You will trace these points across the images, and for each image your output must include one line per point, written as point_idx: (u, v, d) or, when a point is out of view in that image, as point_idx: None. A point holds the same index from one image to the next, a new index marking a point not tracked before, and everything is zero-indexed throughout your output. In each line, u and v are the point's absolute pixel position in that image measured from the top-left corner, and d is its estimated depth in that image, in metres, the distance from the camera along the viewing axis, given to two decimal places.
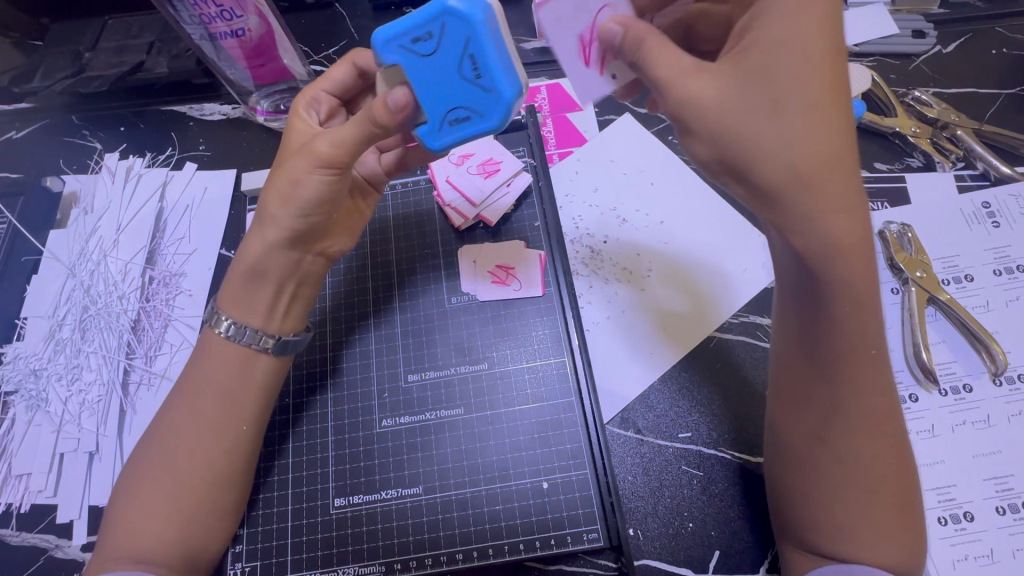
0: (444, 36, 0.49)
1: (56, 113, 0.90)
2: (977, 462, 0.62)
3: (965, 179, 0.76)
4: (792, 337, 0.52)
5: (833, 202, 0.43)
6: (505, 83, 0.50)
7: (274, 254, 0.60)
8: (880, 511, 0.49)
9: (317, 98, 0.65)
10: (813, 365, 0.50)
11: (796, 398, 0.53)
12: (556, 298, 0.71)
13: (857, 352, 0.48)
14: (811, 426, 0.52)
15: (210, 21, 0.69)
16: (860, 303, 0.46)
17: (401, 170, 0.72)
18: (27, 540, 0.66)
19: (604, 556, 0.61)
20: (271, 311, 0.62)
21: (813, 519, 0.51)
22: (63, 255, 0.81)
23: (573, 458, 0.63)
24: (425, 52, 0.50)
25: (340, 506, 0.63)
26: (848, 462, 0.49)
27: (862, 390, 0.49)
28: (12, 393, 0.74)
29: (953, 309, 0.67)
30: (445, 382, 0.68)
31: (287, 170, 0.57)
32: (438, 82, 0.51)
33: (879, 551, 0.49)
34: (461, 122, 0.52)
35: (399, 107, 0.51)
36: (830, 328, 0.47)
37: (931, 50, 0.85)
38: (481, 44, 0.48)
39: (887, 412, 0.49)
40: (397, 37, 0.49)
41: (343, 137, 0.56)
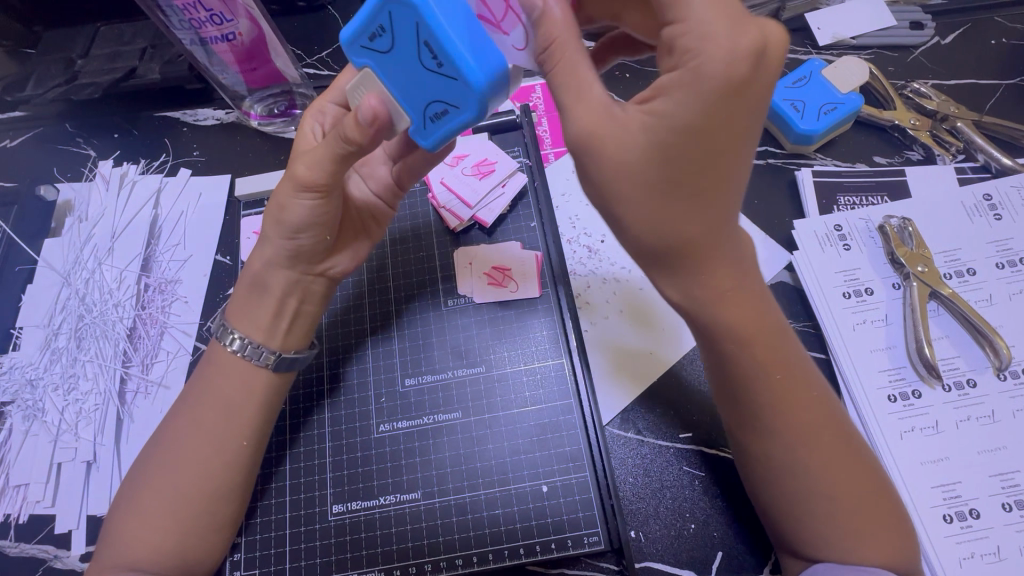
0: (396, 27, 0.46)
1: (50, 121, 0.89)
2: (983, 458, 0.61)
3: (965, 172, 0.75)
4: (707, 366, 0.53)
5: (713, 260, 0.48)
6: (469, 64, 0.44)
7: (274, 271, 0.61)
8: (849, 516, 0.49)
9: (325, 109, 0.64)
10: (738, 393, 0.51)
11: (745, 424, 0.52)
12: (554, 300, 0.70)
13: (771, 376, 0.50)
14: (762, 448, 0.51)
15: (200, 26, 0.69)
16: (751, 339, 0.49)
17: (410, 181, 0.68)
18: (25, 551, 0.66)
19: (605, 559, 0.60)
20: (274, 327, 0.62)
21: (797, 529, 0.51)
22: (57, 264, 0.80)
23: (572, 461, 0.63)
24: (386, 48, 0.48)
25: (339, 512, 0.62)
26: (806, 473, 0.50)
27: (789, 408, 0.50)
28: (9, 403, 0.73)
29: (955, 303, 0.66)
30: (442, 386, 0.67)
31: (277, 194, 0.59)
32: (407, 75, 0.48)
33: (865, 552, 0.49)
34: (439, 116, 0.49)
35: (364, 121, 0.50)
36: (739, 359, 0.50)
37: (929, 41, 0.84)
38: (435, 29, 0.43)
39: (824, 421, 0.50)
40: (358, 40, 0.48)
41: (317, 158, 0.55)
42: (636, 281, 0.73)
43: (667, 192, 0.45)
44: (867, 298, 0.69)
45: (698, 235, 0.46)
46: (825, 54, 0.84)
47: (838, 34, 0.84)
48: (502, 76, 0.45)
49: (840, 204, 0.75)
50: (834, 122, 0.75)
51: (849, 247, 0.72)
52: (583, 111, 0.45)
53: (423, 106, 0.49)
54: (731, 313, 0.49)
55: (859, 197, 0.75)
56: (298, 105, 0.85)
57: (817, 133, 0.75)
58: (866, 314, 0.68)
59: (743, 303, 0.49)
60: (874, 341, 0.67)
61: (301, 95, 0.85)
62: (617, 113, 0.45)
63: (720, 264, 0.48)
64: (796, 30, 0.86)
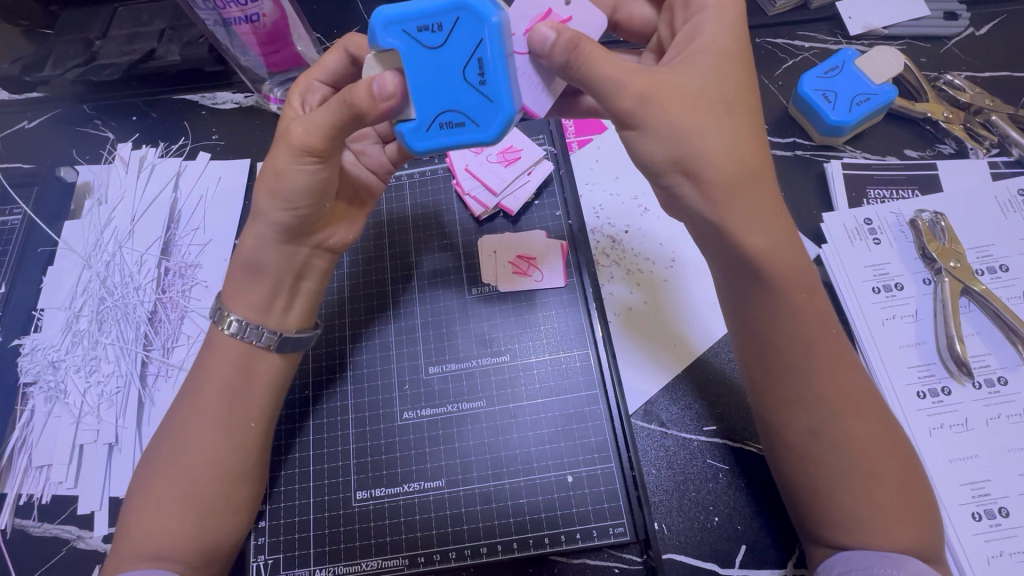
0: (456, 30, 0.47)
1: (69, 102, 0.89)
2: (1013, 456, 0.60)
3: (998, 166, 0.74)
4: (755, 334, 0.53)
5: (764, 218, 0.49)
6: (506, 91, 0.48)
7: (269, 249, 0.59)
8: (887, 494, 0.48)
9: (311, 87, 0.62)
10: (784, 353, 0.51)
11: (784, 393, 0.52)
12: (578, 289, 0.70)
13: (820, 335, 0.51)
14: (801, 416, 0.51)
15: (223, 7, 0.67)
16: (807, 291, 0.51)
17: (405, 155, 0.69)
18: (48, 531, 0.66)
19: (629, 551, 0.60)
20: (271, 307, 0.61)
21: (829, 509, 0.50)
22: (78, 246, 0.80)
23: (597, 452, 0.62)
24: (428, 44, 0.47)
25: (363, 499, 0.62)
26: (846, 446, 0.49)
27: (835, 372, 0.51)
28: (31, 384, 0.73)
29: (988, 300, 0.65)
30: (466, 374, 0.67)
31: (272, 160, 0.55)
32: (439, 77, 0.48)
33: (898, 533, 0.48)
34: (450, 125, 0.49)
35: (379, 94, 0.48)
36: (790, 317, 0.51)
37: (962, 32, 0.82)
38: (494, 51, 0.47)
39: (864, 392, 0.51)
40: (402, 23, 0.47)
41: (318, 120, 0.52)
42: (660, 273, 0.72)
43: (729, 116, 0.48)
44: (897, 293, 0.68)
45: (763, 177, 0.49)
46: (855, 44, 0.83)
47: (870, 23, 0.82)
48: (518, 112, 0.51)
49: (870, 197, 0.74)
50: (867, 113, 0.73)
51: (879, 241, 0.70)
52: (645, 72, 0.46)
53: (437, 110, 0.49)
54: (791, 267, 0.50)
55: (889, 190, 0.74)
56: None
57: (849, 124, 0.73)
58: (896, 310, 0.67)
59: (794, 260, 0.51)
60: (904, 336, 0.66)
61: None
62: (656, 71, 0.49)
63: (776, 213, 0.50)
64: (826, 19, 0.84)
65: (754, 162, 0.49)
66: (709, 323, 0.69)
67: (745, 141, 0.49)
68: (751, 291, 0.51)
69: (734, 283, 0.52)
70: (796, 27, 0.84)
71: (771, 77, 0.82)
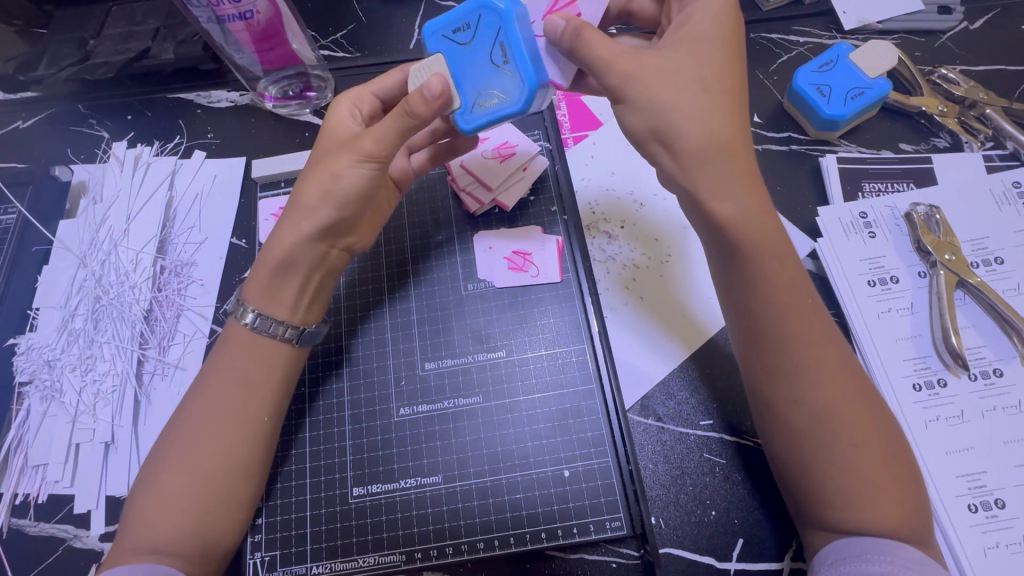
0: (482, 27, 0.53)
1: (63, 101, 0.88)
2: (1009, 448, 0.60)
3: (992, 159, 0.74)
4: (743, 305, 0.53)
5: (735, 177, 0.51)
6: (532, 70, 0.53)
7: (304, 245, 0.60)
8: (874, 466, 0.49)
9: (361, 100, 0.65)
10: (766, 320, 0.51)
11: (764, 366, 0.52)
12: (574, 284, 0.70)
13: (796, 306, 0.52)
14: (786, 390, 0.51)
15: (217, 4, 0.67)
16: (780, 255, 0.52)
17: (431, 167, 0.72)
18: (45, 530, 0.66)
19: (626, 545, 0.60)
20: (297, 304, 0.62)
21: (816, 486, 0.50)
22: (74, 245, 0.80)
23: (594, 447, 0.62)
24: (464, 42, 0.54)
25: (359, 495, 0.62)
26: (829, 418, 0.49)
27: (813, 343, 0.51)
28: (26, 384, 0.73)
29: (983, 292, 0.65)
30: (462, 369, 0.67)
31: (330, 164, 0.58)
32: (474, 67, 0.54)
33: (885, 507, 0.48)
34: (486, 104, 0.54)
35: (432, 96, 0.52)
36: (768, 282, 0.52)
37: (956, 26, 0.82)
38: (517, 37, 0.52)
39: (844, 361, 0.51)
40: (442, 30, 0.54)
41: (385, 130, 0.56)
42: (659, 267, 0.72)
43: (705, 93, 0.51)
44: (892, 286, 0.68)
45: (737, 150, 0.51)
46: (850, 39, 0.83)
47: (863, 18, 0.82)
48: (545, 89, 0.55)
49: (865, 190, 0.74)
50: (862, 107, 0.73)
51: (875, 234, 0.71)
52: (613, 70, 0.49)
53: (473, 94, 0.55)
54: (763, 234, 0.51)
55: (884, 184, 0.74)
56: (313, 87, 0.85)
57: (844, 118, 0.73)
58: (892, 304, 0.67)
59: (766, 219, 0.52)
60: (900, 329, 0.66)
61: (316, 77, 0.84)
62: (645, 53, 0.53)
63: (750, 181, 0.52)
64: (821, 13, 0.84)
65: (726, 140, 0.51)
66: (704, 320, 0.69)
67: (722, 115, 0.51)
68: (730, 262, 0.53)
69: (714, 249, 0.54)
70: (791, 22, 0.84)
71: (766, 73, 0.82)
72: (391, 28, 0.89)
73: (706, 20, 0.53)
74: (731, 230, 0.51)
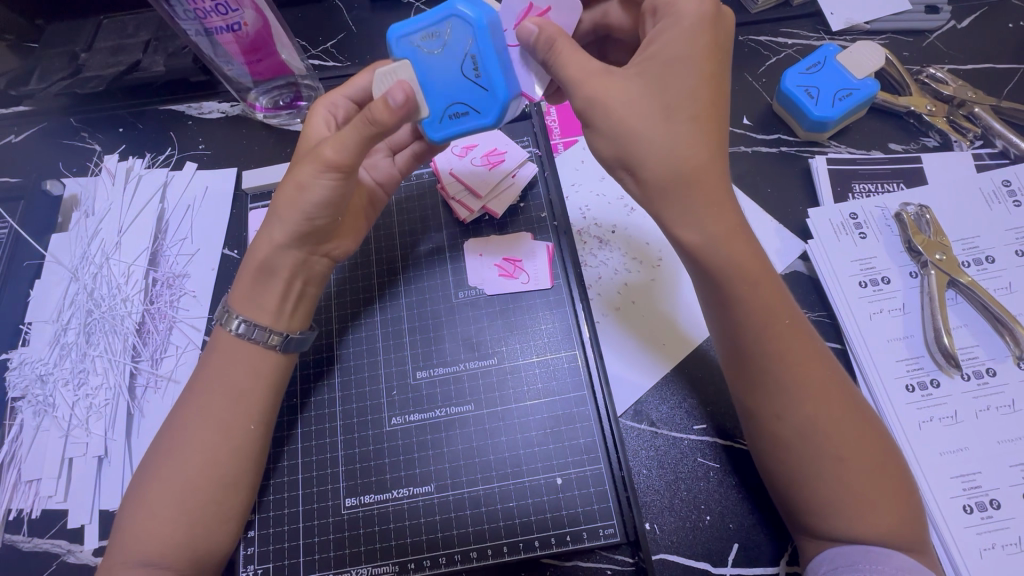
0: (451, 36, 0.52)
1: (55, 115, 0.89)
2: (1003, 448, 0.60)
3: (982, 158, 0.74)
4: (724, 325, 0.52)
5: (706, 202, 0.49)
6: (501, 83, 0.52)
7: (282, 253, 0.60)
8: (860, 479, 0.48)
9: (336, 104, 0.66)
10: (744, 340, 0.51)
11: (746, 381, 0.52)
12: (565, 290, 0.70)
13: (774, 321, 0.50)
14: (768, 406, 0.51)
15: (205, 16, 0.67)
16: (755, 276, 0.50)
17: (415, 165, 0.71)
18: (38, 546, 0.66)
19: (620, 552, 0.59)
20: (280, 310, 0.62)
21: (806, 499, 0.50)
22: (65, 259, 0.80)
23: (587, 453, 0.62)
24: (432, 51, 0.52)
25: (352, 506, 0.62)
26: (812, 433, 0.49)
27: (794, 361, 0.50)
28: (19, 399, 0.73)
29: (975, 291, 0.65)
30: (453, 378, 0.67)
31: (295, 174, 0.58)
32: (443, 77, 0.53)
33: (874, 519, 0.48)
34: (457, 115, 0.54)
35: (397, 105, 0.51)
36: (744, 303, 0.50)
37: (944, 25, 0.82)
38: (485, 49, 0.51)
39: (827, 375, 0.51)
40: (408, 36, 0.53)
41: (347, 139, 0.55)
42: (645, 275, 0.72)
43: (670, 117, 0.49)
44: (883, 287, 0.68)
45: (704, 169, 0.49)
46: (838, 40, 0.83)
47: (851, 19, 0.82)
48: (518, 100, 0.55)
49: (855, 191, 0.74)
50: (851, 108, 0.74)
51: (865, 235, 0.71)
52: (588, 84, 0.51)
53: (444, 104, 0.54)
54: (734, 258, 0.50)
55: (874, 185, 0.74)
56: (303, 97, 0.85)
57: (833, 119, 0.73)
58: (884, 305, 0.67)
59: (738, 242, 0.50)
60: (891, 330, 0.66)
61: (306, 87, 0.84)
62: (618, 73, 0.51)
63: (719, 200, 0.50)
64: (809, 15, 0.84)
65: (693, 174, 0.49)
66: (695, 326, 0.68)
67: (688, 143, 0.49)
68: (707, 280, 0.51)
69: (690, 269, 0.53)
70: (779, 24, 0.84)
71: (755, 75, 0.82)
72: (380, 36, 0.90)
73: (674, 39, 0.50)
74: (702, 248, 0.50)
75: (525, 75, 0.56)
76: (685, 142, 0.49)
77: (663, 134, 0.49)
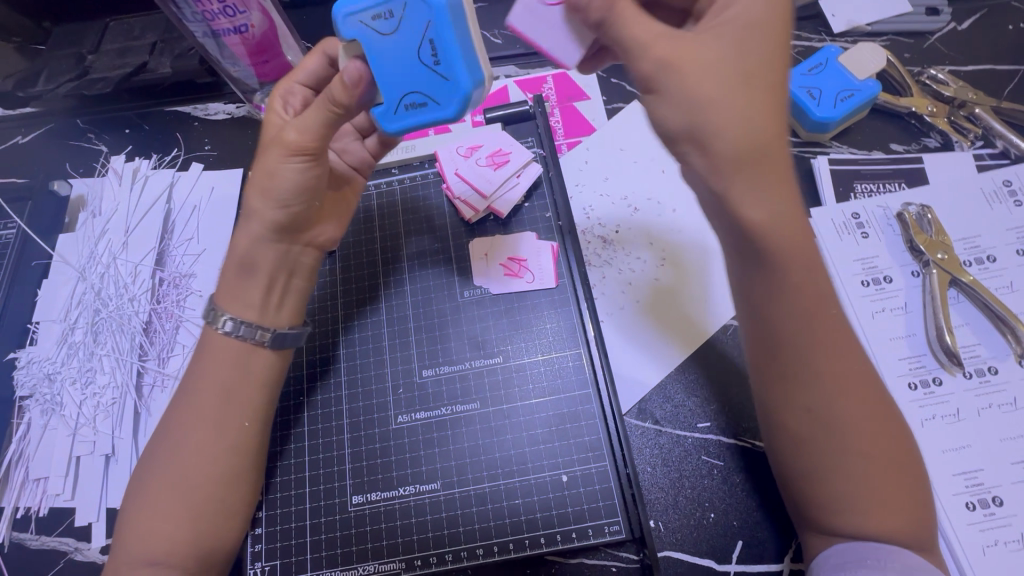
0: (406, 18, 0.49)
1: (62, 116, 0.89)
2: (1005, 446, 0.60)
3: (983, 158, 0.75)
4: (763, 315, 0.51)
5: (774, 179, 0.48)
6: (462, 71, 0.51)
7: (263, 246, 0.61)
8: (879, 479, 0.48)
9: (292, 91, 0.61)
10: (783, 332, 0.50)
11: (781, 374, 0.51)
12: (570, 289, 0.70)
13: (819, 314, 0.50)
14: (800, 401, 0.50)
15: (212, 18, 0.68)
16: (808, 264, 0.50)
17: (385, 151, 0.70)
18: (46, 544, 0.66)
19: (625, 549, 0.60)
20: (266, 306, 0.62)
21: (818, 494, 0.50)
22: (72, 259, 0.81)
23: (591, 451, 0.63)
24: (385, 32, 0.50)
25: (359, 503, 0.62)
26: (840, 428, 0.49)
27: (833, 355, 0.50)
28: (27, 398, 0.74)
29: (976, 290, 0.65)
30: (459, 376, 0.67)
31: (262, 163, 0.58)
32: (398, 62, 0.51)
33: (889, 518, 0.48)
34: (414, 106, 0.53)
35: (352, 84, 0.52)
36: (792, 293, 0.50)
37: (945, 27, 0.83)
38: (443, 33, 0.49)
39: (864, 373, 0.50)
40: (358, 14, 0.50)
41: (308, 121, 0.56)
42: (652, 275, 0.72)
43: (747, 86, 0.48)
44: (886, 286, 0.68)
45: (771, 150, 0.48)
46: (839, 41, 0.83)
47: (853, 21, 0.83)
48: (482, 89, 0.54)
49: (857, 191, 0.74)
50: (852, 109, 0.74)
51: (867, 234, 0.71)
52: (665, 46, 0.48)
53: (400, 92, 0.53)
54: (793, 243, 0.49)
55: (876, 185, 0.75)
56: None
57: (834, 120, 0.74)
58: (886, 303, 0.68)
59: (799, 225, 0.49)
60: (894, 328, 0.66)
61: None
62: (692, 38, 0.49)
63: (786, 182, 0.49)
64: (811, 16, 0.85)
65: (766, 146, 0.47)
66: (698, 323, 0.69)
67: (762, 114, 0.48)
68: (753, 267, 0.50)
69: (734, 254, 0.52)
70: None
71: None
72: None
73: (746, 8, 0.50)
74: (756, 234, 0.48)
75: (566, 44, 0.55)
76: (755, 112, 0.48)
77: (741, 103, 0.47)
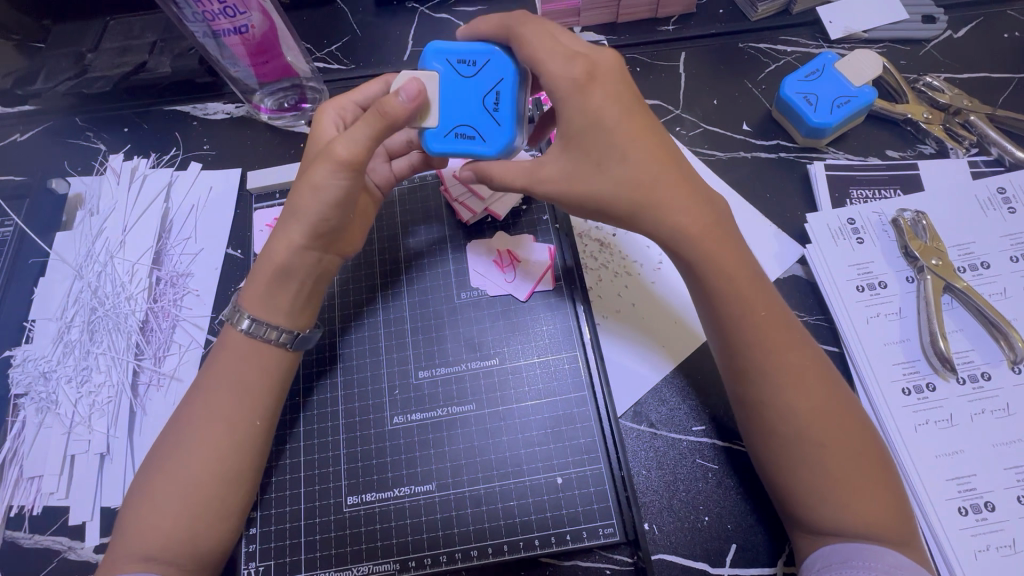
0: (485, 69, 0.59)
1: (60, 115, 0.89)
2: (998, 451, 0.61)
3: (978, 165, 0.75)
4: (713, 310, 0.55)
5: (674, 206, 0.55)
6: (512, 125, 0.58)
7: (298, 254, 0.61)
8: (846, 470, 0.49)
9: (346, 107, 0.67)
10: (729, 327, 0.54)
11: (737, 369, 0.54)
12: (567, 292, 0.70)
13: (753, 310, 0.53)
14: (755, 395, 0.52)
15: (212, 19, 0.68)
16: (725, 275, 0.54)
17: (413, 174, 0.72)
18: (39, 542, 0.66)
19: (619, 551, 0.60)
20: (295, 309, 0.63)
21: (796, 491, 0.51)
22: (69, 258, 0.80)
23: (587, 453, 0.63)
24: (464, 74, 0.58)
25: (354, 504, 0.62)
26: (794, 423, 0.51)
27: (779, 350, 0.52)
28: (22, 396, 0.73)
29: (970, 297, 0.66)
30: (455, 378, 0.67)
31: (308, 177, 0.58)
32: (463, 98, 0.58)
33: (859, 509, 0.49)
34: (461, 136, 0.58)
35: (408, 98, 0.54)
36: (731, 295, 0.54)
37: (941, 35, 0.83)
38: (507, 91, 0.58)
39: (811, 366, 0.52)
40: (448, 53, 0.58)
41: (356, 135, 0.55)
42: (647, 275, 0.73)
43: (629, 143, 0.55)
44: (881, 291, 0.69)
45: (683, 176, 0.55)
46: (836, 48, 0.84)
47: (850, 27, 0.83)
48: (518, 149, 0.61)
49: (853, 197, 0.75)
50: (849, 114, 0.74)
51: (862, 240, 0.71)
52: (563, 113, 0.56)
53: (455, 121, 0.58)
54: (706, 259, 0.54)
55: (871, 191, 0.75)
56: (308, 99, 0.86)
57: (831, 125, 0.74)
58: (880, 309, 0.68)
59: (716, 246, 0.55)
60: (888, 333, 0.67)
61: (311, 89, 0.85)
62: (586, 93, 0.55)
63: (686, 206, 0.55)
64: (808, 23, 0.85)
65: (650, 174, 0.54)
66: (696, 326, 0.69)
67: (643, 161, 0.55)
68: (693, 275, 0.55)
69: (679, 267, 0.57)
70: (778, 31, 0.86)
71: (754, 81, 0.83)
72: (384, 39, 0.91)
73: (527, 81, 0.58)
74: (687, 249, 0.55)
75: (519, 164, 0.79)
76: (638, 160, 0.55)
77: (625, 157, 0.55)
